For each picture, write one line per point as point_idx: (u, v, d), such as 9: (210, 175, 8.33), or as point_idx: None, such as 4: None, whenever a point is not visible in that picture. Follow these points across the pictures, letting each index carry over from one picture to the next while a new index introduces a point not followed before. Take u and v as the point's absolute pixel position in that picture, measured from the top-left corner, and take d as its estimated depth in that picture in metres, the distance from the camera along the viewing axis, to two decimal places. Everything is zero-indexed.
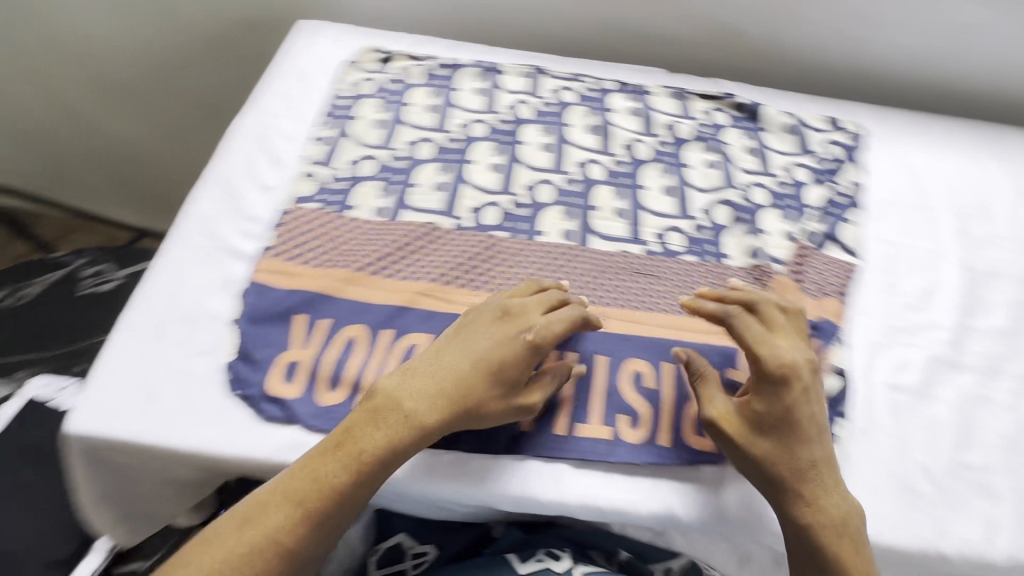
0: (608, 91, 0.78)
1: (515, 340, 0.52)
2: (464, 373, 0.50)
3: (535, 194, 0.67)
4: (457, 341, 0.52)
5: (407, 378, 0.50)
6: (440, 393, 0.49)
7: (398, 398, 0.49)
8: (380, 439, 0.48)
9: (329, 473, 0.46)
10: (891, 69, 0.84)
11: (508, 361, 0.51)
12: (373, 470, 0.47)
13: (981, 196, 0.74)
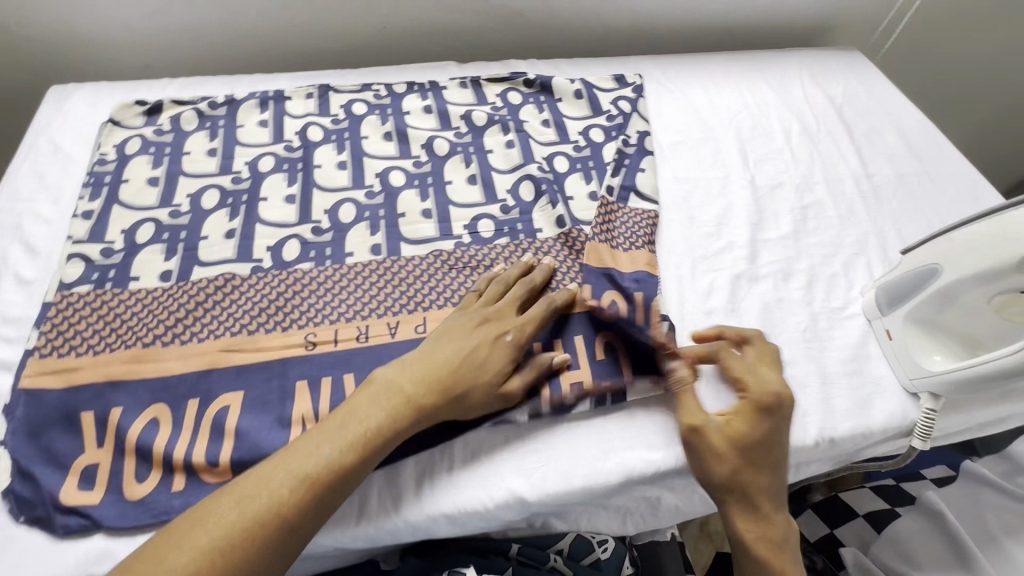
0: (397, 94, 0.78)
1: (495, 336, 0.53)
2: (441, 372, 0.50)
3: (336, 216, 0.65)
4: (437, 342, 0.53)
5: (386, 388, 0.49)
6: (413, 400, 0.49)
7: (370, 407, 0.48)
8: (347, 447, 0.45)
9: (289, 482, 0.43)
10: (658, 17, 0.91)
11: (485, 352, 0.52)
12: (331, 478, 0.44)
13: (755, 119, 0.81)
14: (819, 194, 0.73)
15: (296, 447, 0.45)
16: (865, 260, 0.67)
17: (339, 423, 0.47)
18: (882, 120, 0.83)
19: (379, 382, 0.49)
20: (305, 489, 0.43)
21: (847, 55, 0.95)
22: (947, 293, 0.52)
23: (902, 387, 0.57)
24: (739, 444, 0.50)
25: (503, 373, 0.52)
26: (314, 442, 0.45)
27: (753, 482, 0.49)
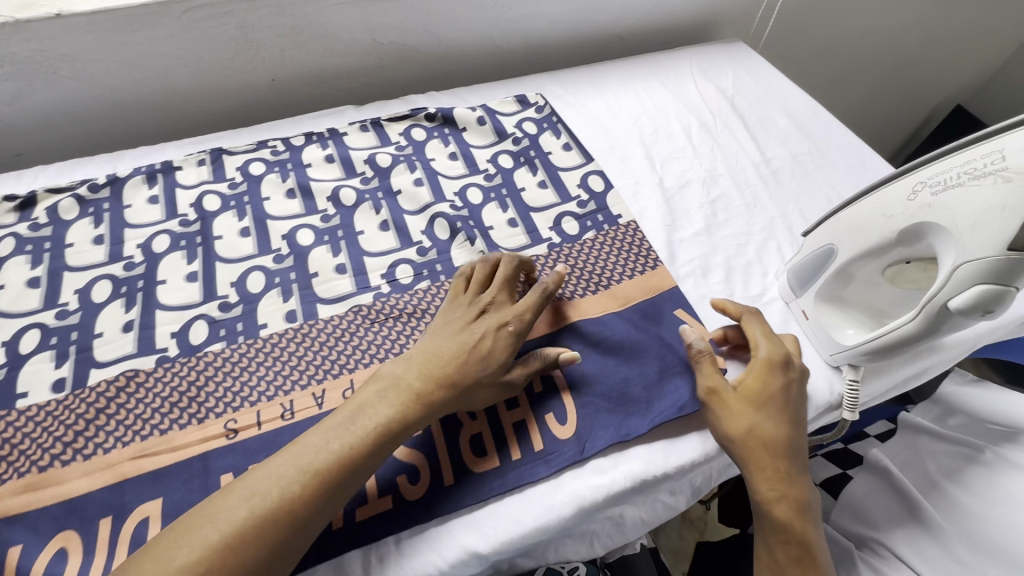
0: (296, 147, 0.76)
1: (495, 329, 0.54)
2: (447, 364, 0.51)
3: (244, 287, 0.62)
4: (434, 337, 0.54)
5: (389, 383, 0.50)
6: (419, 395, 0.49)
7: (374, 403, 0.48)
8: (353, 441, 0.45)
9: (296, 477, 0.43)
10: (549, 34, 0.92)
11: (485, 346, 0.53)
12: (337, 471, 0.44)
13: (655, 121, 0.83)
14: (724, 187, 0.75)
15: (301, 445, 0.45)
16: (776, 245, 0.69)
17: (346, 418, 0.47)
18: (773, 105, 0.88)
19: (383, 378, 0.50)
20: (311, 484, 0.43)
21: (732, 46, 1.00)
22: (845, 270, 0.54)
23: (824, 363, 0.59)
24: (756, 402, 0.52)
25: (503, 367, 0.53)
26: (322, 436, 0.45)
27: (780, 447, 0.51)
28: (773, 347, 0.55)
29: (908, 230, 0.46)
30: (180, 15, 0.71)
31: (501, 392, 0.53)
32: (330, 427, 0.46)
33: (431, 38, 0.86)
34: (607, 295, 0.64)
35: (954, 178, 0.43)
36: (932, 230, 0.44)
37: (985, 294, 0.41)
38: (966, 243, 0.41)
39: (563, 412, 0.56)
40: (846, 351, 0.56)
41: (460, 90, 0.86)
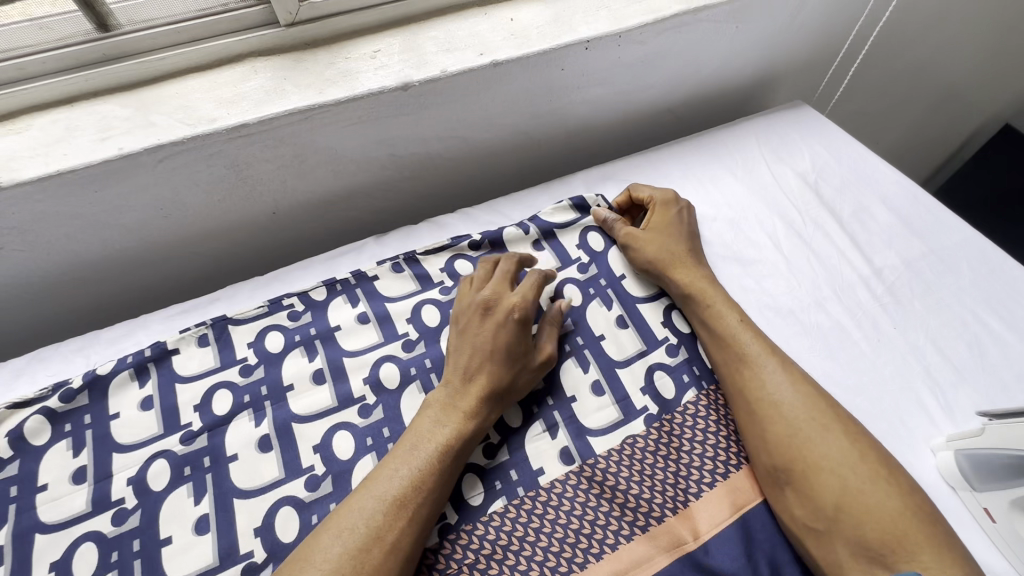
0: (317, 304, 0.61)
1: (509, 317, 0.55)
2: (476, 366, 0.53)
3: (273, 536, 0.48)
4: (458, 347, 0.55)
5: (437, 405, 0.51)
6: (467, 408, 0.51)
7: (429, 425, 0.50)
8: (421, 465, 0.47)
9: (378, 508, 0.45)
10: (594, 119, 0.78)
11: (508, 338, 0.54)
12: (415, 494, 0.46)
13: (734, 226, 0.71)
14: (835, 315, 0.63)
15: (376, 478, 0.47)
16: (918, 396, 0.56)
17: (411, 445, 0.49)
18: (863, 190, 0.75)
19: (433, 403, 0.52)
20: (399, 507, 0.45)
21: (796, 110, 0.87)
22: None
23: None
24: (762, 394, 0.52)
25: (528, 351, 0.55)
26: (389, 468, 0.47)
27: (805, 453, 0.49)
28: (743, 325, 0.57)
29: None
30: (156, 166, 0.56)
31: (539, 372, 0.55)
32: (392, 463, 0.48)
33: (460, 144, 0.72)
34: (727, 492, 0.51)
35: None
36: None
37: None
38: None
39: None
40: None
41: (504, 202, 0.73)
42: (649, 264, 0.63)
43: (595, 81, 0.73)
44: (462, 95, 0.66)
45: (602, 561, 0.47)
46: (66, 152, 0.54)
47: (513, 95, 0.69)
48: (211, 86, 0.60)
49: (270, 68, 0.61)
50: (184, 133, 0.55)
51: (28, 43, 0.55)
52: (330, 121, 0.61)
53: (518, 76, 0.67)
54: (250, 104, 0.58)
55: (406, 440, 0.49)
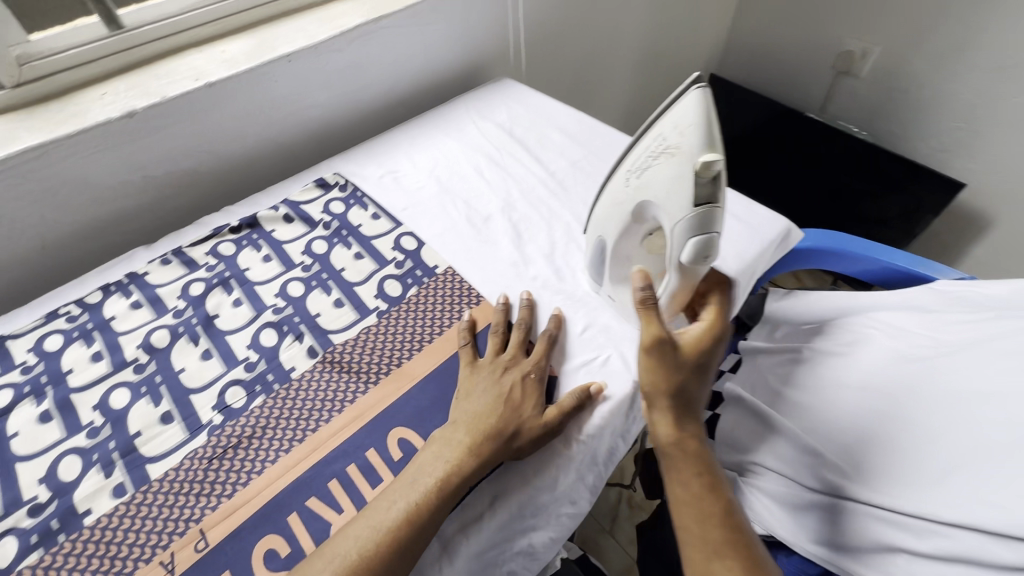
0: (93, 305, 0.71)
1: (522, 377, 0.61)
2: (495, 422, 0.56)
3: (57, 479, 0.56)
4: (471, 399, 0.59)
5: (442, 442, 0.56)
6: (471, 447, 0.55)
7: (432, 461, 0.54)
8: (417, 499, 0.51)
9: (370, 538, 0.49)
10: (329, 119, 0.96)
11: (518, 394, 0.60)
12: (407, 527, 0.50)
13: (449, 169, 0.90)
14: (522, 210, 0.83)
15: (372, 508, 0.52)
16: (576, 245, 0.78)
17: (413, 478, 0.53)
18: (545, 126, 0.99)
19: (437, 438, 0.56)
20: (389, 538, 0.49)
21: (499, 84, 1.11)
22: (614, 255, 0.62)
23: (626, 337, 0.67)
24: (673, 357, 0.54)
25: (540, 406, 0.59)
26: (387, 500, 0.52)
27: (659, 375, 0.54)
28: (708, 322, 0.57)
29: (639, 212, 0.57)
30: None
31: (547, 427, 0.58)
32: (387, 499, 0.52)
33: (210, 157, 0.86)
34: (438, 344, 0.67)
35: (645, 164, 0.53)
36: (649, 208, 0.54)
37: (708, 242, 0.49)
38: (671, 209, 0.50)
39: None
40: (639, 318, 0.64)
41: (262, 195, 0.87)
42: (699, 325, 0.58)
43: (314, 89, 0.91)
44: (189, 115, 0.80)
45: (343, 411, 0.61)
46: None
47: (240, 108, 0.84)
48: None
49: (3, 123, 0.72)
50: None
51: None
52: (68, 155, 0.72)
53: (238, 92, 0.83)
54: None
55: (402, 480, 0.53)
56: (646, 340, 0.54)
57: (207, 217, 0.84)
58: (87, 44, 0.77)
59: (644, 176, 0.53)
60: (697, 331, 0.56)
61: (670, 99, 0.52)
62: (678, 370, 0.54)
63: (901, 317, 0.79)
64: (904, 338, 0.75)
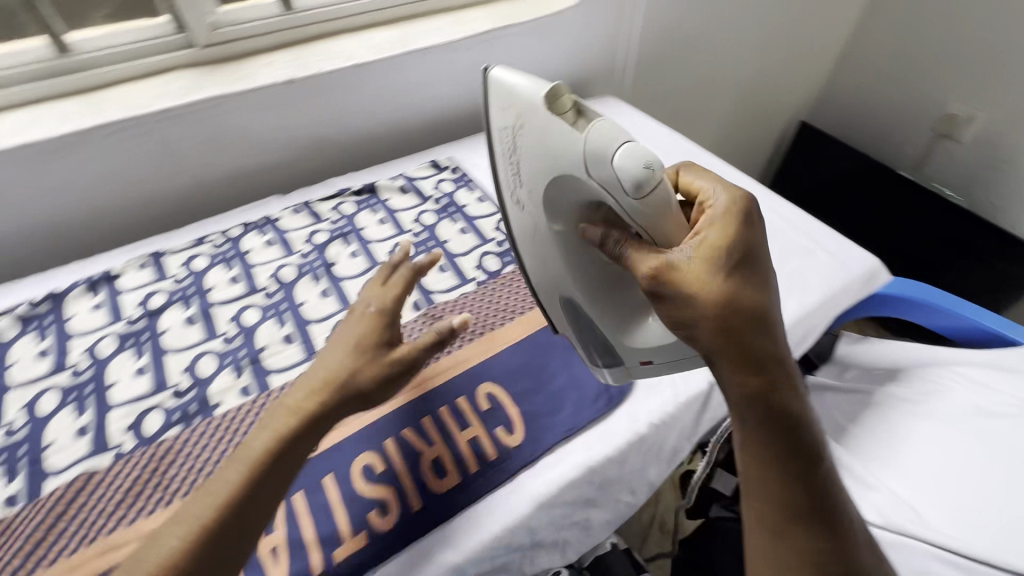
0: (235, 238, 0.82)
1: (370, 312, 0.54)
2: (335, 369, 0.50)
3: (197, 372, 0.65)
4: (331, 352, 0.53)
5: (278, 409, 0.49)
6: (306, 407, 0.49)
7: (261, 430, 0.48)
8: (241, 467, 0.45)
9: (183, 528, 0.42)
10: (448, 110, 1.06)
11: (370, 332, 0.53)
12: (232, 505, 0.44)
13: None
14: None
15: (215, 480, 0.45)
16: None
17: (247, 444, 0.47)
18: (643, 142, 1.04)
19: (278, 407, 0.50)
20: (215, 513, 0.43)
21: (601, 100, 1.18)
22: (541, 276, 0.60)
23: (604, 354, 0.61)
24: (714, 262, 0.43)
25: (392, 341, 0.53)
26: (221, 473, 0.46)
27: (710, 294, 0.41)
28: (728, 194, 0.47)
29: (550, 203, 0.53)
30: (104, 139, 0.77)
31: (393, 368, 0.52)
32: (224, 480, 0.45)
33: (344, 129, 0.97)
34: (529, 316, 0.73)
35: (512, 146, 0.53)
36: (543, 207, 0.54)
37: (634, 149, 0.46)
38: (576, 171, 0.48)
39: (516, 422, 0.62)
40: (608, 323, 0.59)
41: (382, 168, 0.97)
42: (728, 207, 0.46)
43: (440, 82, 1.01)
44: (336, 89, 0.91)
45: (440, 359, 0.67)
46: (33, 133, 0.74)
47: (377, 90, 0.95)
48: (144, 88, 0.82)
49: (192, 76, 0.85)
50: (128, 114, 0.77)
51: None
52: (236, 108, 0.84)
53: (379, 75, 0.93)
54: (175, 96, 0.81)
55: (241, 453, 0.47)
56: (645, 276, 0.45)
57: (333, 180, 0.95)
58: (256, 21, 0.89)
59: (516, 155, 0.53)
60: (710, 237, 0.44)
61: (484, 97, 0.56)
62: (730, 289, 0.41)
63: (986, 373, 0.78)
64: (987, 393, 0.74)
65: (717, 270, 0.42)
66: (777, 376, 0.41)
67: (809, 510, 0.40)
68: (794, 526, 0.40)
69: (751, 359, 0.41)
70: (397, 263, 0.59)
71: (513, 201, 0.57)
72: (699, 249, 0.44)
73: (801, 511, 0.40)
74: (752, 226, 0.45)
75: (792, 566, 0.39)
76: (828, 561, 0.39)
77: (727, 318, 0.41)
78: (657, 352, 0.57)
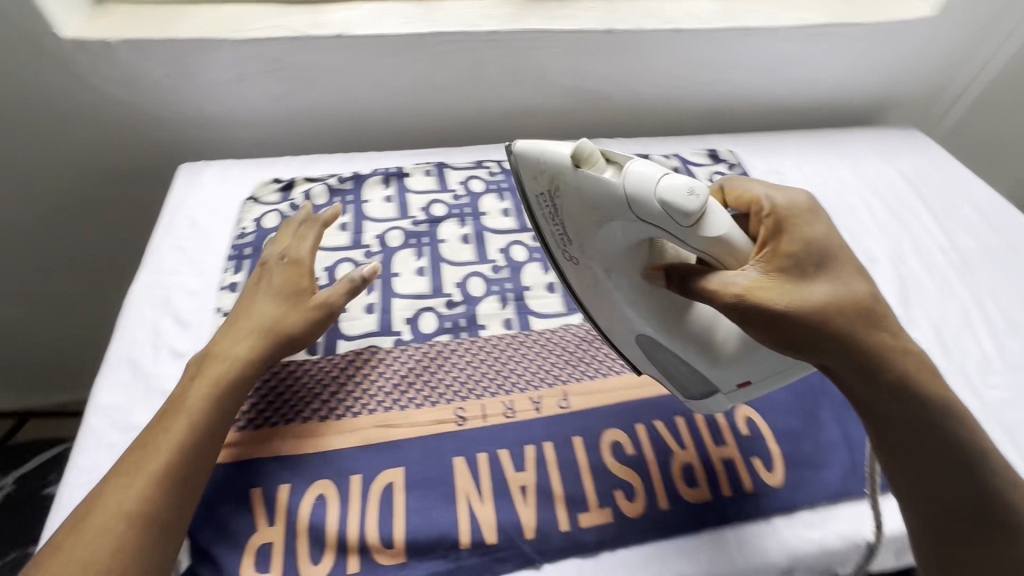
0: (510, 171, 0.83)
1: (296, 296, 0.59)
2: (257, 320, 0.57)
3: (468, 291, 0.68)
4: (244, 311, 0.59)
5: (231, 323, 0.58)
6: (231, 360, 0.54)
7: (257, 314, 0.58)
8: (225, 367, 0.53)
9: (187, 423, 0.49)
10: (735, 99, 0.97)
11: (284, 305, 0.58)
12: (193, 425, 0.49)
13: (838, 195, 0.86)
14: (914, 269, 0.76)
15: (192, 388, 0.52)
16: (973, 334, 0.69)
17: (223, 349, 0.55)
18: (955, 196, 0.88)
19: (265, 296, 0.60)
20: (162, 461, 0.47)
21: (905, 132, 1.01)
22: (585, 276, 0.52)
23: (684, 383, 0.53)
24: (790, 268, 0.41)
25: (307, 299, 0.59)
26: (197, 380, 0.52)
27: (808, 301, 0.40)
28: (779, 195, 0.44)
29: (606, 259, 0.49)
30: (433, 47, 0.81)
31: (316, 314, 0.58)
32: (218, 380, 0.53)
33: (630, 92, 0.93)
34: None
35: (552, 205, 0.48)
36: (573, 241, 0.50)
37: (663, 176, 0.41)
38: (621, 212, 0.44)
39: (778, 462, 0.56)
40: (650, 335, 0.51)
41: (654, 142, 0.92)
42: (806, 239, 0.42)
43: (742, 68, 0.92)
44: (645, 49, 0.87)
45: None
46: (381, 26, 0.79)
47: (680, 61, 0.89)
48: (475, 6, 0.84)
49: (517, 3, 0.85)
50: (460, 29, 0.80)
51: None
52: (550, 44, 0.84)
53: (690, 46, 0.87)
54: (503, 21, 0.82)
55: (207, 361, 0.54)
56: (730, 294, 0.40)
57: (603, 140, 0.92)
58: None
59: (559, 211, 0.48)
60: (776, 242, 0.42)
61: (517, 176, 0.49)
62: (817, 301, 0.40)
63: None
64: None
65: (796, 274, 0.41)
66: (904, 364, 0.41)
67: (959, 493, 0.41)
68: (935, 509, 0.42)
69: (873, 354, 0.40)
70: (319, 221, 0.66)
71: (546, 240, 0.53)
72: (779, 247, 0.42)
73: (951, 493, 0.41)
74: (814, 211, 0.43)
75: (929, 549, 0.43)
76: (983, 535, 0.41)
77: (825, 327, 0.39)
78: (741, 371, 0.47)
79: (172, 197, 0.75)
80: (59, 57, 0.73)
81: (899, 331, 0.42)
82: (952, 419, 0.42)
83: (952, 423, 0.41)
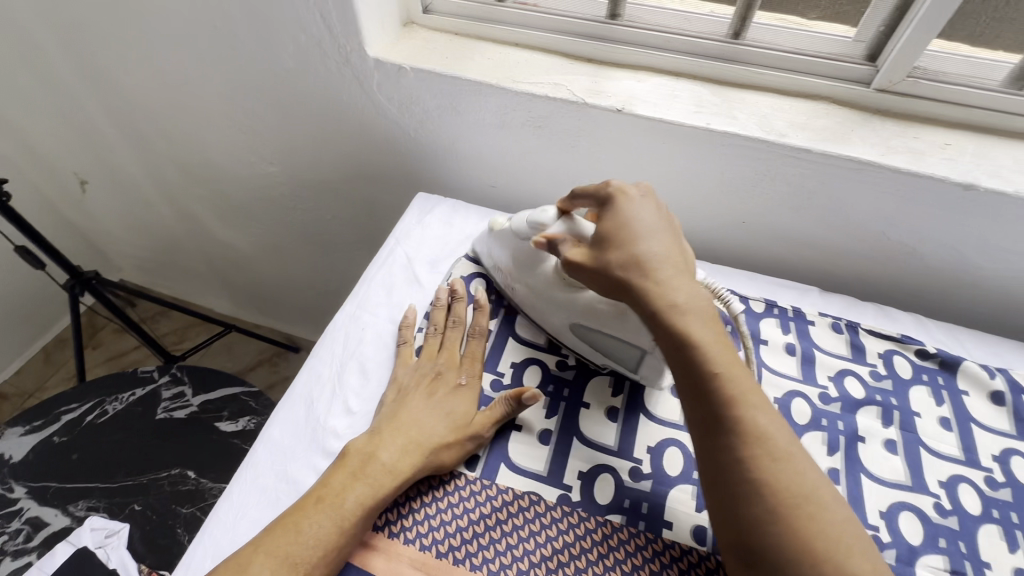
0: (755, 314, 0.68)
1: (464, 416, 0.55)
2: (425, 438, 0.52)
3: (660, 462, 0.55)
4: (412, 410, 0.55)
5: (405, 426, 0.53)
6: (396, 471, 0.50)
7: (419, 424, 0.53)
8: (386, 478, 0.49)
9: (336, 523, 0.46)
10: None
11: (453, 419, 0.54)
12: (343, 531, 0.46)
13: None
14: None
15: (349, 480, 0.49)
16: None
17: (387, 446, 0.51)
18: None
19: (432, 405, 0.55)
20: (314, 560, 0.45)
21: None
22: (522, 295, 0.64)
23: (620, 358, 0.59)
24: (617, 244, 0.51)
25: (472, 426, 0.54)
26: (355, 475, 0.49)
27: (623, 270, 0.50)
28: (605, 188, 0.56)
29: (529, 276, 0.62)
30: (718, 147, 0.68)
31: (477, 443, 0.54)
32: (379, 494, 0.48)
33: (954, 260, 0.69)
34: None
35: (494, 262, 0.67)
36: (508, 260, 0.64)
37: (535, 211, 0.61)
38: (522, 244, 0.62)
39: None
40: (581, 322, 0.59)
41: (969, 338, 0.67)
42: (626, 224, 0.52)
43: None
44: (1013, 220, 0.63)
45: None
46: (667, 111, 0.68)
47: None
48: (785, 108, 0.69)
49: (841, 119, 0.68)
50: (761, 136, 0.65)
51: (676, 27, 0.73)
52: (872, 181, 0.64)
53: None
54: (821, 138, 0.65)
55: (361, 461, 0.50)
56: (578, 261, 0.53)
57: (891, 310, 0.70)
58: (970, 90, 0.65)
59: (498, 264, 0.66)
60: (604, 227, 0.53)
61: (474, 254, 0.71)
62: (619, 265, 0.50)
63: None
64: None
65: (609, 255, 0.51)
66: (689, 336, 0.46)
67: (738, 455, 0.43)
68: (716, 482, 0.44)
69: (653, 321, 0.48)
70: (483, 337, 0.62)
71: (494, 262, 0.67)
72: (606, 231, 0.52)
73: (736, 464, 0.42)
74: (631, 200, 0.54)
75: (722, 521, 0.43)
76: (770, 507, 0.41)
77: (613, 274, 0.50)
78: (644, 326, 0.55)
79: (401, 228, 0.75)
80: (359, 69, 0.77)
81: (698, 310, 0.48)
82: (736, 396, 0.45)
83: (732, 400, 0.44)
